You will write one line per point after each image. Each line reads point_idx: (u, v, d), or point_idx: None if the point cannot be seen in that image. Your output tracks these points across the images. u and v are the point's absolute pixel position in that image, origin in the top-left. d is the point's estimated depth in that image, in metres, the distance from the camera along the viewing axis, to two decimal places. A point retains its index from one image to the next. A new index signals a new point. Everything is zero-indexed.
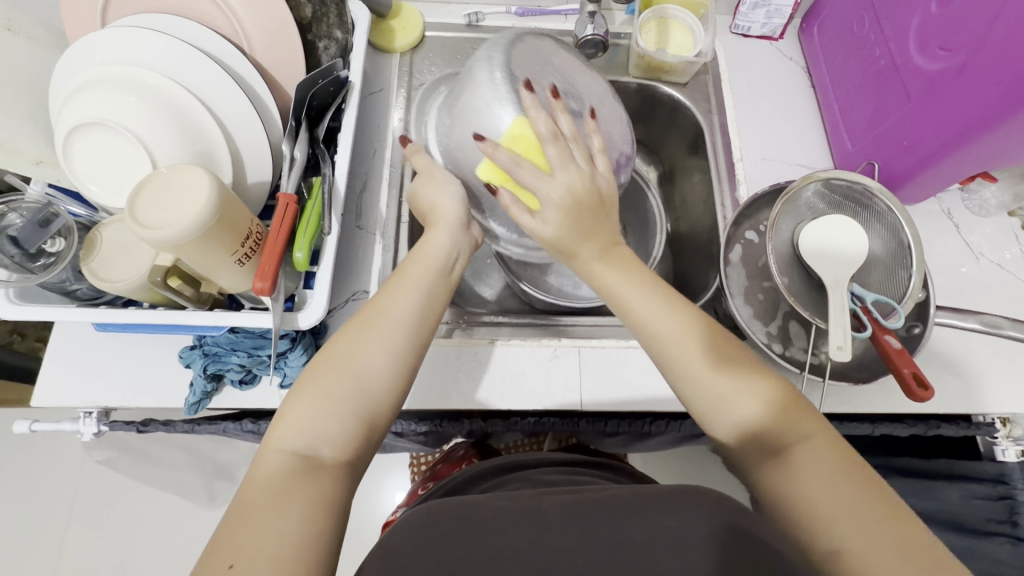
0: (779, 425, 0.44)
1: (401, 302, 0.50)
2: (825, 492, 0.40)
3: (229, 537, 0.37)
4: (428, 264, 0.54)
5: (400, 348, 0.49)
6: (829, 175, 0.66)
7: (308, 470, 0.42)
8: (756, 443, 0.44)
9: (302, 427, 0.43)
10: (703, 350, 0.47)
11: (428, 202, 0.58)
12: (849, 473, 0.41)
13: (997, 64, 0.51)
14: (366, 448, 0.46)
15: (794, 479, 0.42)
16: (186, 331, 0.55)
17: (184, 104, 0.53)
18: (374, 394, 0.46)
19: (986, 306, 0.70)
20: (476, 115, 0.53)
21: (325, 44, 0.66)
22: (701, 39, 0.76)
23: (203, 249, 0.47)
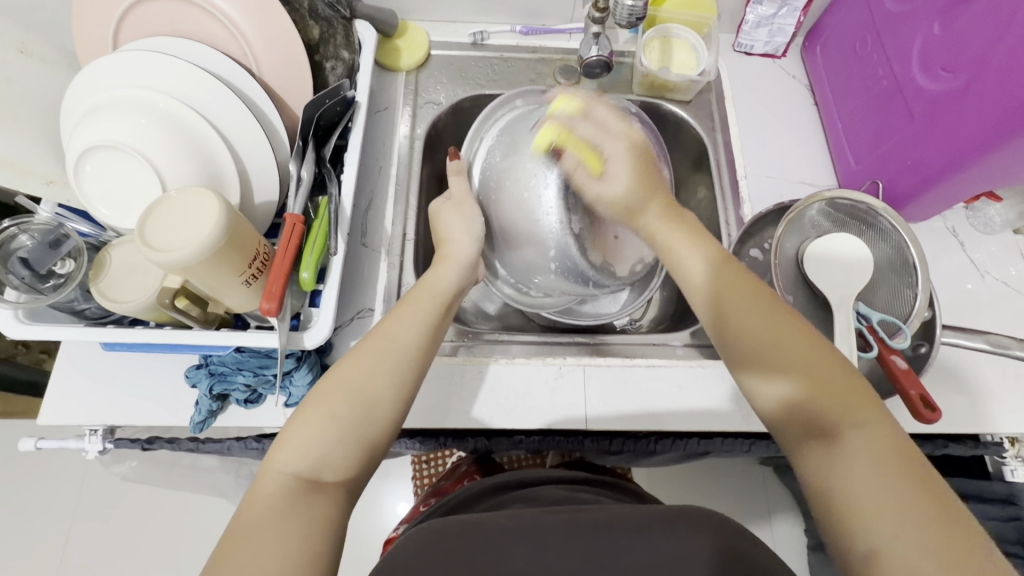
0: (833, 406, 0.42)
1: (406, 330, 0.51)
2: (867, 479, 0.39)
3: (232, 557, 0.37)
4: (434, 297, 0.55)
5: (406, 378, 0.49)
6: (833, 195, 0.66)
7: (310, 491, 0.42)
8: (803, 418, 0.43)
9: (305, 447, 0.43)
10: (763, 312, 0.47)
11: (445, 231, 0.62)
12: (903, 467, 0.39)
13: (1002, 85, 0.51)
14: (364, 473, 0.46)
15: (840, 461, 0.40)
16: (192, 351, 0.55)
17: (193, 126, 0.54)
18: (377, 421, 0.46)
19: (992, 324, 0.70)
20: (526, 175, 0.61)
21: (332, 65, 0.66)
22: (704, 58, 0.76)
23: (211, 271, 0.48)
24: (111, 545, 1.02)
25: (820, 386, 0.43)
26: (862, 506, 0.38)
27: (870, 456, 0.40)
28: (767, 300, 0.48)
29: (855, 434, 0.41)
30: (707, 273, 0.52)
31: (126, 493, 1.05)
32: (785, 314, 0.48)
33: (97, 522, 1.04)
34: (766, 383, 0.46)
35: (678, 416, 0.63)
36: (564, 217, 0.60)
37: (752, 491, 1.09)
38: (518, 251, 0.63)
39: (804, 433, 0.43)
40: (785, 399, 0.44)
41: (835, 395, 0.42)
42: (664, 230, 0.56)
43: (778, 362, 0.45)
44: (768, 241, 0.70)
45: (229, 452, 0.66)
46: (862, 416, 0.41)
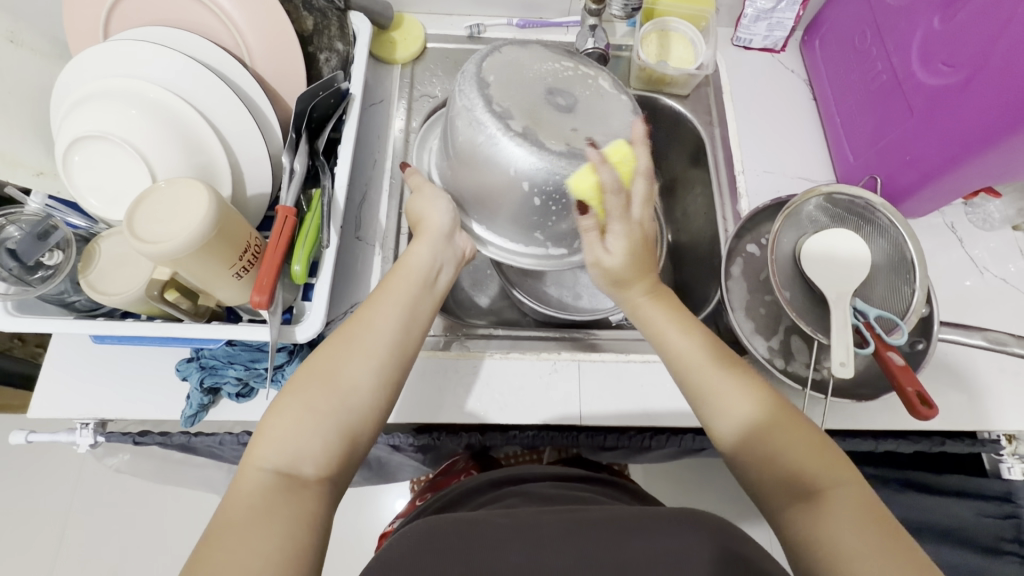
0: (811, 468, 0.42)
1: (385, 317, 0.50)
2: (851, 538, 0.38)
3: (211, 553, 0.37)
4: (413, 278, 0.52)
5: (384, 366, 0.48)
6: (831, 190, 0.65)
7: (289, 487, 0.41)
8: (781, 480, 0.43)
9: (282, 441, 0.43)
10: (721, 374, 0.48)
11: (417, 211, 0.56)
12: (883, 522, 0.39)
13: (1002, 80, 0.51)
14: (348, 464, 0.45)
15: (823, 519, 0.40)
16: (183, 344, 0.55)
17: (184, 117, 0.54)
18: (357, 411, 0.46)
19: (991, 321, 0.69)
20: (463, 112, 0.50)
21: (326, 56, 0.66)
22: (702, 52, 0.76)
23: (200, 263, 0.47)
24: (106, 540, 1.02)
25: (795, 448, 0.43)
26: (851, 562, 0.37)
27: (853, 514, 0.40)
28: (732, 364, 0.49)
29: (834, 492, 0.41)
30: (696, 353, 0.50)
31: (121, 488, 1.05)
32: (754, 377, 0.48)
33: (91, 517, 1.04)
34: (740, 445, 0.45)
35: (674, 412, 0.63)
36: (504, 121, 0.48)
37: None
38: (493, 196, 0.52)
39: (785, 494, 0.42)
40: (762, 463, 0.44)
41: (810, 457, 0.43)
42: (649, 308, 0.53)
43: (756, 425, 0.45)
44: (766, 236, 0.69)
45: (221, 447, 0.65)
46: (837, 474, 0.42)
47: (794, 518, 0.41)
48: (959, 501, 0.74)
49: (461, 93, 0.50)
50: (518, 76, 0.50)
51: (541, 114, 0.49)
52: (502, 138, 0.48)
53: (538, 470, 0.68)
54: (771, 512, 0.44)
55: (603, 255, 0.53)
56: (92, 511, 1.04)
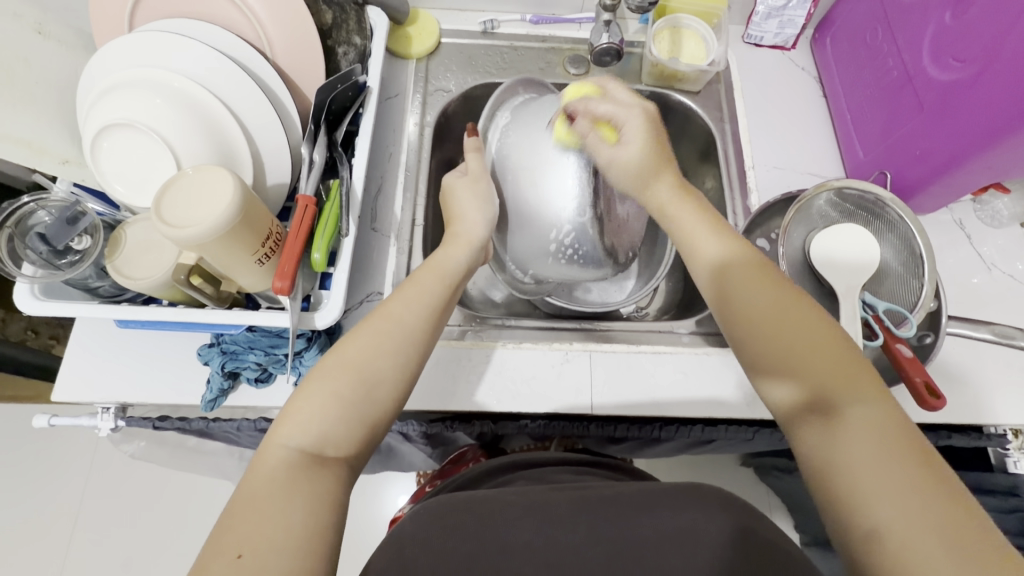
0: (833, 386, 0.42)
1: (413, 311, 0.51)
2: (870, 459, 0.39)
3: (238, 521, 0.38)
4: (441, 277, 0.56)
5: (410, 358, 0.49)
6: (841, 185, 0.66)
7: (313, 464, 0.42)
8: (801, 398, 0.43)
9: (308, 421, 0.44)
10: (763, 292, 0.48)
11: (455, 210, 0.62)
12: (904, 443, 0.39)
13: (1013, 75, 0.51)
14: (367, 448, 0.46)
15: (838, 436, 0.41)
16: (204, 329, 0.56)
17: (207, 105, 0.55)
18: (380, 399, 0.47)
19: (998, 317, 0.70)
20: (548, 159, 0.60)
21: (344, 50, 0.67)
22: (713, 49, 0.77)
23: (226, 248, 0.48)
24: (120, 526, 1.04)
25: (818, 362, 0.44)
26: (859, 475, 0.39)
27: (869, 433, 0.40)
28: (767, 279, 0.49)
29: (853, 411, 0.41)
30: (725, 255, 0.52)
31: (134, 476, 1.06)
32: (793, 295, 0.48)
33: (103, 505, 1.05)
34: (771, 367, 0.46)
35: (683, 403, 0.64)
36: (587, 198, 0.59)
37: (754, 484, 1.09)
38: (523, 231, 0.63)
39: (804, 411, 0.43)
40: (786, 383, 0.45)
41: (836, 373, 0.43)
42: (678, 207, 0.56)
43: (792, 349, 0.45)
44: (775, 231, 0.70)
45: (238, 433, 0.67)
46: (864, 393, 0.41)
47: (809, 436, 0.42)
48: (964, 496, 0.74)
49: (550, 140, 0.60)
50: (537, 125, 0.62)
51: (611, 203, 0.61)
52: (575, 209, 0.59)
53: (547, 457, 0.69)
54: (795, 434, 0.44)
55: (613, 154, 0.57)
56: (104, 499, 1.05)
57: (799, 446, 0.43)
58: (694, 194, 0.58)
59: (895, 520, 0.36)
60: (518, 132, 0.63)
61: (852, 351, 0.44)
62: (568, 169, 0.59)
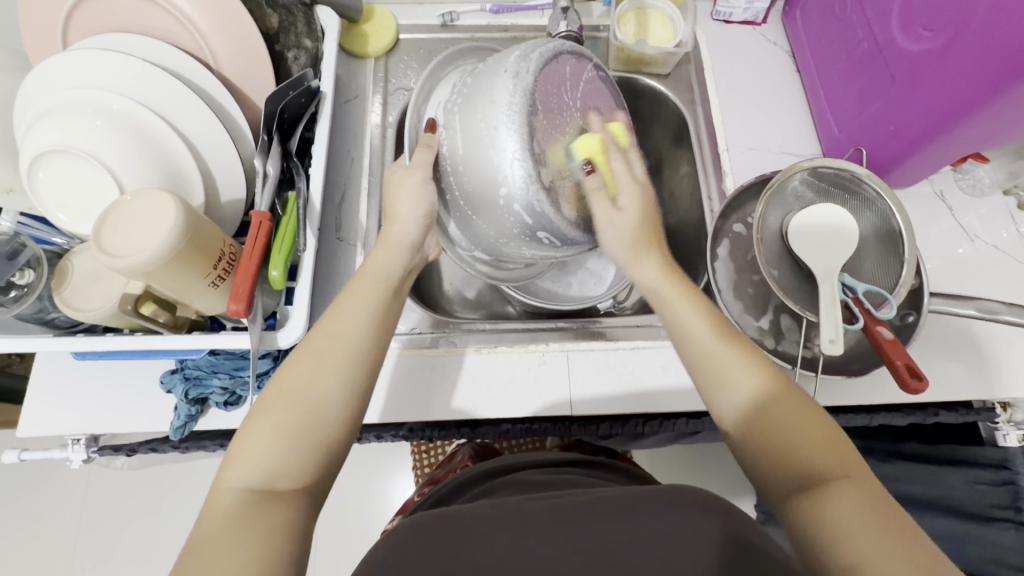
0: (800, 445, 0.44)
1: (355, 323, 0.49)
2: (839, 511, 0.40)
3: (196, 564, 0.37)
4: (377, 283, 0.51)
5: (355, 374, 0.47)
6: (815, 165, 0.64)
7: (267, 501, 0.41)
8: (780, 475, 0.44)
9: (258, 461, 0.42)
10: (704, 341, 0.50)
11: (391, 203, 0.53)
12: (868, 496, 0.41)
13: (984, 42, 0.49)
14: (325, 474, 0.45)
15: (820, 496, 0.42)
16: (165, 355, 0.54)
17: (149, 125, 0.53)
18: (330, 421, 0.45)
19: (983, 289, 0.69)
20: (489, 122, 0.46)
21: (294, 54, 0.65)
22: (680, 29, 0.74)
23: (174, 274, 0.47)
24: (117, 549, 1.03)
25: (791, 434, 0.44)
26: (834, 526, 0.40)
27: (850, 501, 0.40)
28: (726, 329, 0.51)
29: (831, 484, 0.42)
30: (704, 325, 0.50)
31: (124, 498, 1.05)
32: (739, 342, 0.50)
33: (97, 527, 1.04)
34: (740, 421, 0.47)
35: (665, 398, 0.63)
36: (535, 167, 0.45)
37: None
38: (476, 215, 0.50)
39: (785, 475, 0.44)
40: (758, 458, 0.45)
41: (812, 446, 0.44)
42: (664, 283, 0.53)
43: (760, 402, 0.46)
44: (752, 215, 0.68)
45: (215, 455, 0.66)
46: (830, 451, 0.44)
47: (795, 516, 0.42)
48: (955, 470, 0.74)
49: (519, 78, 0.46)
50: (561, 97, 0.48)
51: (567, 168, 0.48)
52: (524, 179, 0.45)
53: (531, 458, 0.68)
54: (769, 488, 0.45)
55: (617, 215, 0.51)
56: (95, 522, 1.05)
57: (776, 505, 0.45)
58: (680, 273, 0.55)
59: (875, 565, 0.37)
60: (462, 113, 0.48)
61: (787, 386, 0.47)
62: (502, 142, 0.45)
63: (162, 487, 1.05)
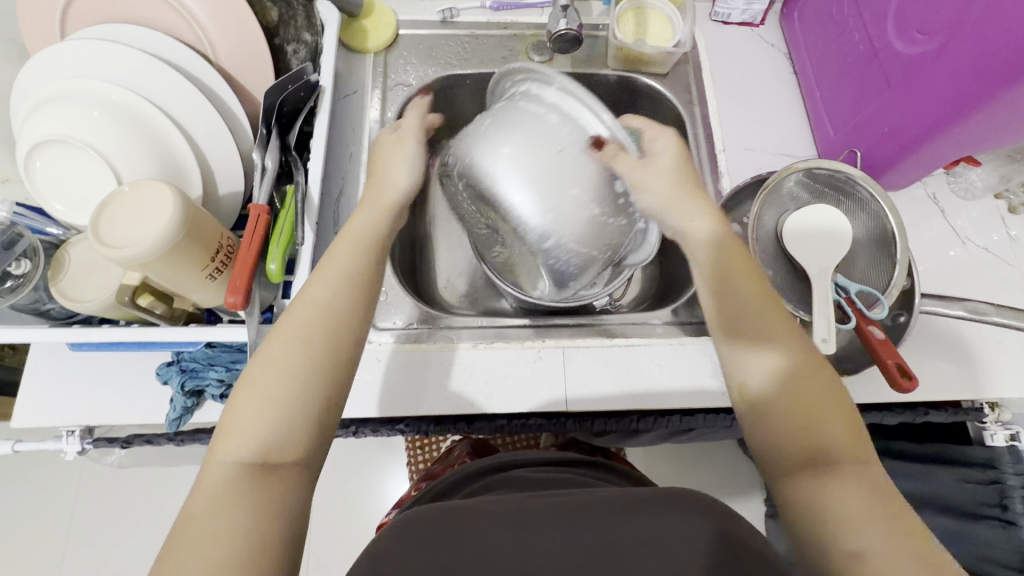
0: (827, 440, 0.43)
1: (331, 287, 0.48)
2: (858, 505, 0.40)
3: (184, 542, 0.37)
4: (355, 242, 0.52)
5: (334, 339, 0.46)
6: (810, 165, 0.64)
7: (254, 473, 0.41)
8: (803, 451, 0.43)
9: (240, 432, 0.42)
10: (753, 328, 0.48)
11: (385, 168, 0.58)
12: (886, 499, 0.41)
13: (977, 45, 0.50)
14: (318, 441, 0.44)
15: (837, 486, 0.41)
16: (161, 347, 0.54)
17: (148, 116, 0.53)
18: (314, 389, 0.44)
19: (973, 290, 0.70)
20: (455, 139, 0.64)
21: (293, 47, 0.65)
22: (679, 29, 0.75)
23: (172, 265, 0.47)
24: (111, 543, 1.02)
25: (822, 420, 0.44)
26: (850, 519, 0.40)
27: (865, 486, 0.41)
28: (776, 318, 0.49)
29: (851, 466, 0.42)
30: (753, 303, 0.49)
31: (117, 491, 1.05)
32: (793, 330, 0.48)
33: (89, 520, 1.04)
34: (769, 408, 0.45)
35: (660, 395, 0.63)
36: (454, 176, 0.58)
37: (742, 464, 1.09)
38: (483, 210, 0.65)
39: (801, 465, 0.43)
40: (787, 428, 0.44)
41: (838, 438, 0.43)
42: (727, 254, 0.52)
43: (782, 381, 0.46)
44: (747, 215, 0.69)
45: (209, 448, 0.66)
46: (853, 450, 0.43)
47: (810, 490, 0.42)
48: (945, 469, 0.75)
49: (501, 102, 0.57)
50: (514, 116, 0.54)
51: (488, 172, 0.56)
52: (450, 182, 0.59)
53: (528, 455, 0.68)
54: (778, 479, 0.44)
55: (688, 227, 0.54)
56: (87, 516, 1.04)
57: (780, 492, 0.44)
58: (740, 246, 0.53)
59: (881, 548, 0.38)
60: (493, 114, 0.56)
61: (829, 379, 0.46)
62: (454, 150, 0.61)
63: (156, 481, 1.05)
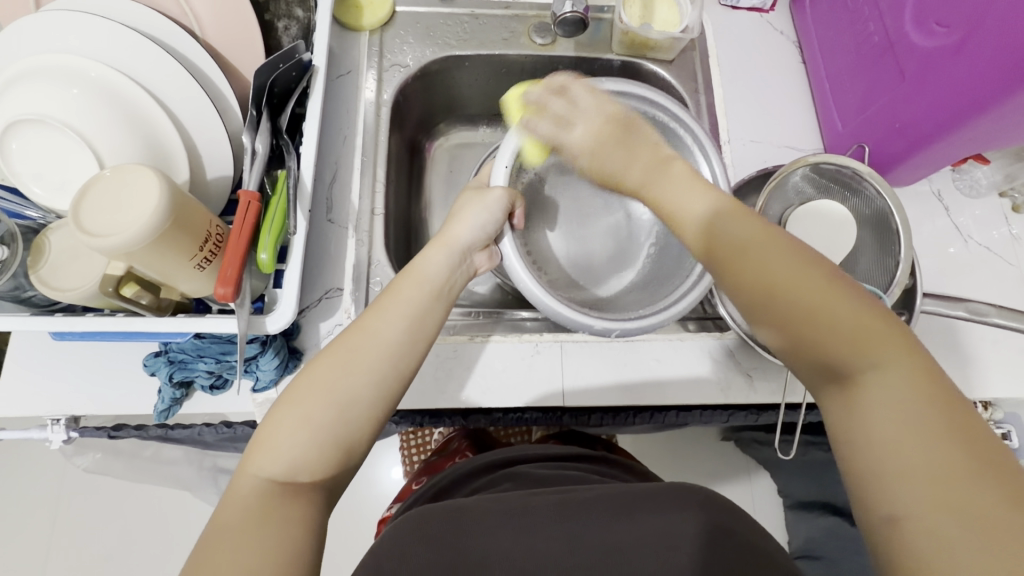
0: (851, 347, 0.36)
1: (389, 325, 0.50)
2: (895, 429, 0.34)
3: (214, 554, 0.37)
4: (421, 286, 0.53)
5: (387, 379, 0.47)
6: (819, 160, 0.63)
7: (288, 493, 0.41)
8: (817, 365, 0.38)
9: (279, 453, 0.43)
10: (723, 236, 0.43)
11: (460, 213, 0.59)
12: (934, 408, 0.34)
13: (1000, 41, 0.48)
14: (344, 469, 0.46)
15: (864, 406, 0.36)
16: (149, 339, 0.52)
17: (130, 95, 0.50)
18: (353, 421, 0.45)
19: (973, 289, 0.69)
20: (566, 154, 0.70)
21: (285, 24, 0.62)
22: (687, 13, 0.72)
23: (158, 255, 0.45)
24: (100, 527, 1.02)
25: (827, 323, 0.37)
26: (885, 449, 0.34)
27: (903, 390, 0.35)
28: (735, 225, 0.43)
29: (876, 376, 0.35)
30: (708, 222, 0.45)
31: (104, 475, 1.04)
32: (763, 234, 0.42)
33: (75, 504, 1.03)
34: (765, 321, 0.40)
35: (656, 391, 0.63)
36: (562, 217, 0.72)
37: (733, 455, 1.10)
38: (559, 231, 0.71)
39: (824, 381, 0.38)
40: (794, 345, 0.39)
41: (853, 337, 0.36)
42: (660, 176, 0.51)
43: (783, 291, 0.39)
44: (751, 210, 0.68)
45: (198, 438, 0.65)
46: (887, 351, 0.36)
47: (832, 412, 0.38)
48: None
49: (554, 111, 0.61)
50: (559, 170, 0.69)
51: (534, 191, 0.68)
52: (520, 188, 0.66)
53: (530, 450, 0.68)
54: (821, 400, 0.39)
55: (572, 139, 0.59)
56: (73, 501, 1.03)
57: (824, 414, 0.39)
58: (675, 161, 0.52)
59: (914, 489, 0.32)
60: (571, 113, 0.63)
61: (828, 274, 0.39)
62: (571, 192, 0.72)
63: None
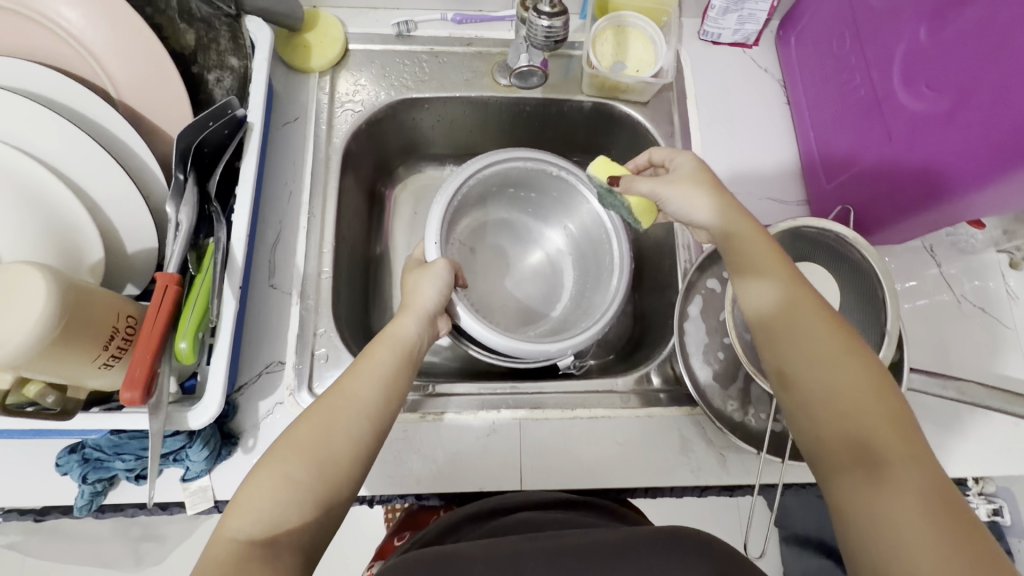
0: (882, 438, 0.39)
1: (368, 387, 0.47)
2: (910, 518, 0.35)
3: None
4: (393, 348, 0.50)
5: (366, 440, 0.45)
6: (796, 225, 0.59)
7: (265, 556, 0.37)
8: (843, 444, 0.40)
9: (259, 511, 0.39)
10: (790, 306, 0.45)
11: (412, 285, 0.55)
12: (950, 514, 0.35)
13: (995, 110, 0.43)
14: (324, 535, 0.41)
15: (886, 492, 0.37)
16: (61, 436, 0.48)
17: (31, 174, 0.46)
18: (335, 482, 0.42)
19: (967, 355, 0.64)
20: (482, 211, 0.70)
21: (217, 75, 0.57)
22: (663, 53, 0.66)
23: (50, 363, 0.40)
24: None
25: (863, 415, 0.40)
26: (901, 535, 0.35)
27: (921, 488, 0.36)
28: (804, 301, 0.45)
29: (906, 467, 0.37)
30: (778, 293, 0.45)
31: None
32: (831, 321, 0.44)
33: None
34: (805, 389, 0.42)
35: (621, 471, 0.58)
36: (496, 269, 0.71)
37: None
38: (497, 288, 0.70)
39: (845, 459, 0.39)
40: (827, 424, 0.41)
41: (886, 430, 0.39)
42: (753, 242, 0.48)
43: (836, 375, 0.41)
44: None
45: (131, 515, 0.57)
46: (914, 451, 0.38)
47: (850, 487, 0.38)
48: None
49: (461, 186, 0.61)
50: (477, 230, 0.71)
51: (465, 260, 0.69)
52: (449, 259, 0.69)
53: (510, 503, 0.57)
54: (826, 478, 0.41)
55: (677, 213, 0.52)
56: None
57: (829, 491, 0.40)
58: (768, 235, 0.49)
59: None
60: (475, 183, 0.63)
61: (879, 373, 0.42)
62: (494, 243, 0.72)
63: None
